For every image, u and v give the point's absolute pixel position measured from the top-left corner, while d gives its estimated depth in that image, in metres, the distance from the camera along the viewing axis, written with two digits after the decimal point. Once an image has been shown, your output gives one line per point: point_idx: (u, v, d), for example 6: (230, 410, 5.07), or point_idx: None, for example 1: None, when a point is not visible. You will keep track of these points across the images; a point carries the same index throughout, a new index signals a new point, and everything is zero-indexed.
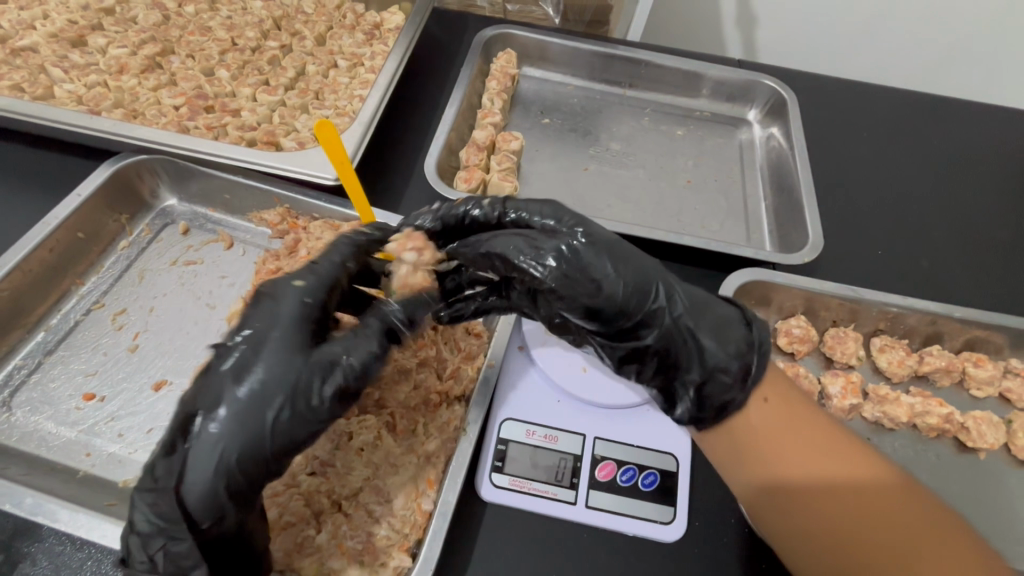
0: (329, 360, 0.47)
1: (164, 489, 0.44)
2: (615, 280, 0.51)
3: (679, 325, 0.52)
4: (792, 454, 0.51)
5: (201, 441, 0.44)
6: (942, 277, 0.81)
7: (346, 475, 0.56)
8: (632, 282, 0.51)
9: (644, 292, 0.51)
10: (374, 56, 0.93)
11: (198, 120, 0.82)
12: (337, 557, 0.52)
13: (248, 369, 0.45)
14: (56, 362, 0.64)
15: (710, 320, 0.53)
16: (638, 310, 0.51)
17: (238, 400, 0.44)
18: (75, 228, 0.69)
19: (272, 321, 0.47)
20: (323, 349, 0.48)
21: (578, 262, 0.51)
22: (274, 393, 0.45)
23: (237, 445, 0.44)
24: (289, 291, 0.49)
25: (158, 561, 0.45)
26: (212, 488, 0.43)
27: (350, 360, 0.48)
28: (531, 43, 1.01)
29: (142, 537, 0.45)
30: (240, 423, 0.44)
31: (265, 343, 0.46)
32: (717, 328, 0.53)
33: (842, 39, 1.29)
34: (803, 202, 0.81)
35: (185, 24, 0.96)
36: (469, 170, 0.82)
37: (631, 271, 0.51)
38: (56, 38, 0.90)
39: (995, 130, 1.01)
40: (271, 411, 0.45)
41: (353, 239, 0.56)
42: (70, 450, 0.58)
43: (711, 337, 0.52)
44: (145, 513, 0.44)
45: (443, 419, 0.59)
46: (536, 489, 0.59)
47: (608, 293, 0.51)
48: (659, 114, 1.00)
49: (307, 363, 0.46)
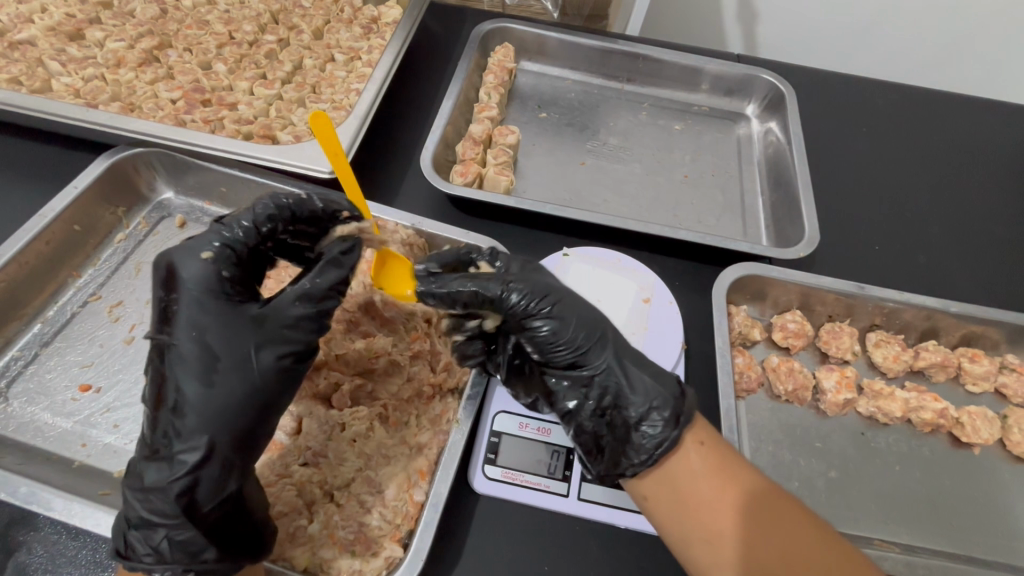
0: (288, 319, 0.49)
1: (158, 486, 0.45)
2: (567, 326, 0.54)
3: (609, 375, 0.54)
4: (714, 489, 0.51)
5: (181, 430, 0.45)
6: (940, 273, 0.81)
7: (339, 465, 0.56)
8: (579, 330, 0.55)
9: (591, 338, 0.55)
10: (371, 50, 0.93)
11: (194, 113, 0.82)
12: (327, 547, 0.52)
13: (195, 353, 0.47)
14: (52, 353, 0.65)
15: (645, 376, 0.54)
16: (578, 354, 0.55)
17: (198, 384, 0.46)
18: (71, 221, 0.69)
19: (195, 304, 0.48)
20: (275, 310, 0.49)
21: (539, 303, 0.55)
22: (235, 366, 0.47)
23: (216, 426, 0.46)
24: (196, 267, 0.49)
25: (163, 553, 0.46)
26: (209, 470, 0.45)
27: (308, 312, 0.50)
28: (530, 37, 1.01)
29: (141, 531, 0.46)
30: (208, 403, 0.46)
31: (198, 327, 0.47)
32: (649, 375, 0.55)
33: (842, 34, 1.28)
34: (800, 196, 0.81)
35: (182, 18, 0.96)
36: (465, 164, 0.82)
37: (578, 310, 0.55)
38: (54, 32, 0.90)
39: (995, 126, 1.00)
40: (238, 393, 0.47)
41: (269, 195, 0.54)
42: (66, 440, 0.59)
43: (638, 396, 0.54)
44: (139, 510, 0.45)
45: (436, 411, 0.60)
46: (528, 481, 0.59)
47: (560, 335, 0.54)
48: (657, 109, 0.99)
49: (259, 331, 0.48)
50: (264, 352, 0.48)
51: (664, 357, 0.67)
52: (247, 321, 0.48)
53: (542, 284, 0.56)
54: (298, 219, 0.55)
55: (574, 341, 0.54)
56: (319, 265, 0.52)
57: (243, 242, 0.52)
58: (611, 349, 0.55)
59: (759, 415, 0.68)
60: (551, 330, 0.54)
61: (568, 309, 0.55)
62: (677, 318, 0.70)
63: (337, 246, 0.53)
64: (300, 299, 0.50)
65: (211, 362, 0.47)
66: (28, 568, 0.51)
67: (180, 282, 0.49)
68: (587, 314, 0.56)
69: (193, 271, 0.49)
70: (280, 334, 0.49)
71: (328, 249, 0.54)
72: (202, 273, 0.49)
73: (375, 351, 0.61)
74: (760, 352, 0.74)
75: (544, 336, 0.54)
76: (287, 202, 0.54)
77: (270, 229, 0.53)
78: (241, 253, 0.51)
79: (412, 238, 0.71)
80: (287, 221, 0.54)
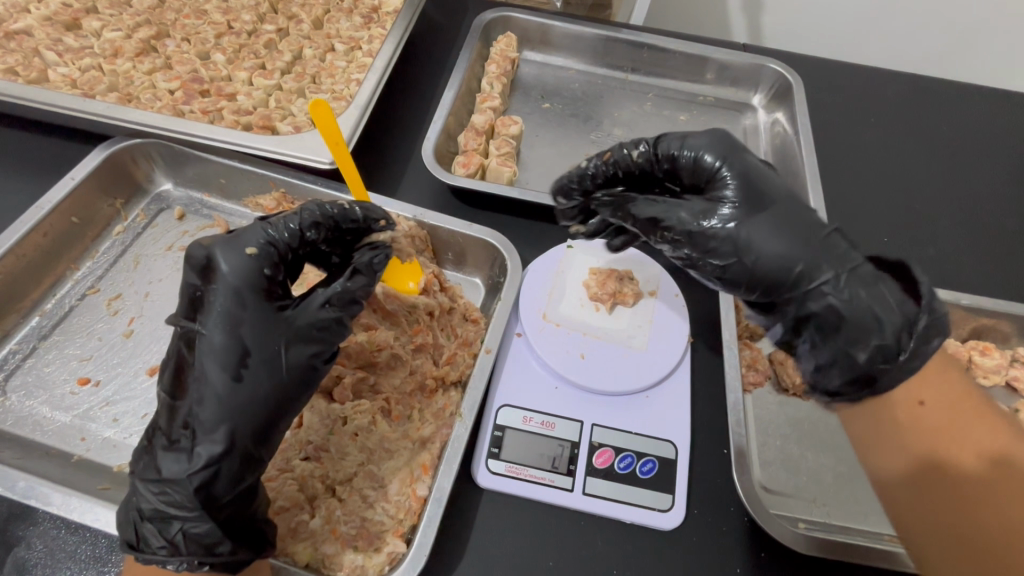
0: (315, 321, 0.49)
1: (174, 479, 0.44)
2: (763, 245, 0.50)
3: (839, 266, 0.48)
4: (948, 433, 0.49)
5: (203, 423, 0.45)
6: (951, 265, 0.80)
7: (340, 459, 0.55)
8: (783, 223, 0.50)
9: (809, 223, 0.51)
10: (372, 40, 0.92)
11: (192, 104, 0.80)
12: (330, 542, 0.51)
13: (224, 345, 0.46)
14: (51, 346, 0.64)
15: (880, 296, 0.47)
16: (795, 257, 0.49)
17: (226, 378, 0.45)
18: (69, 212, 0.68)
19: (228, 295, 0.46)
20: (303, 312, 0.49)
21: (740, 189, 0.52)
22: (264, 363, 0.46)
23: (239, 420, 0.45)
24: (236, 260, 0.47)
25: (177, 545, 0.44)
26: (230, 462, 0.45)
27: (335, 315, 0.50)
28: (532, 26, 0.99)
29: (155, 523, 0.45)
30: (237, 398, 0.45)
31: (231, 319, 0.46)
32: (887, 300, 0.47)
33: (848, 25, 1.26)
34: (808, 188, 0.79)
35: (180, 7, 0.94)
36: (467, 155, 0.81)
37: (780, 230, 0.50)
38: (51, 21, 0.89)
39: (1007, 116, 0.98)
40: (269, 389, 0.46)
41: (318, 202, 0.54)
42: (65, 435, 0.58)
43: (874, 282, 0.48)
44: (154, 501, 0.44)
45: (439, 404, 0.59)
46: (532, 476, 0.58)
47: (771, 223, 0.50)
48: (662, 99, 0.98)
49: (287, 330, 0.48)
50: (291, 351, 0.48)
51: (669, 350, 0.66)
52: (279, 321, 0.48)
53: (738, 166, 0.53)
54: (343, 228, 0.54)
55: (794, 238, 0.49)
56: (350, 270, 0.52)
57: (287, 243, 0.50)
58: (827, 235, 0.50)
59: (767, 410, 0.66)
60: (755, 223, 0.50)
61: (763, 191, 0.51)
62: (682, 311, 0.69)
63: (368, 254, 0.54)
64: (331, 302, 0.50)
65: (241, 356, 0.46)
66: (27, 563, 0.51)
67: (220, 273, 0.47)
68: (784, 188, 0.53)
69: (228, 263, 0.47)
70: (307, 335, 0.49)
71: (357, 256, 0.54)
72: (240, 265, 0.47)
73: (378, 344, 0.60)
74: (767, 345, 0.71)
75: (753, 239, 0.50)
76: (332, 211, 0.54)
77: (313, 236, 0.52)
78: (285, 253, 0.50)
79: (414, 229, 0.70)
80: (330, 229, 0.54)
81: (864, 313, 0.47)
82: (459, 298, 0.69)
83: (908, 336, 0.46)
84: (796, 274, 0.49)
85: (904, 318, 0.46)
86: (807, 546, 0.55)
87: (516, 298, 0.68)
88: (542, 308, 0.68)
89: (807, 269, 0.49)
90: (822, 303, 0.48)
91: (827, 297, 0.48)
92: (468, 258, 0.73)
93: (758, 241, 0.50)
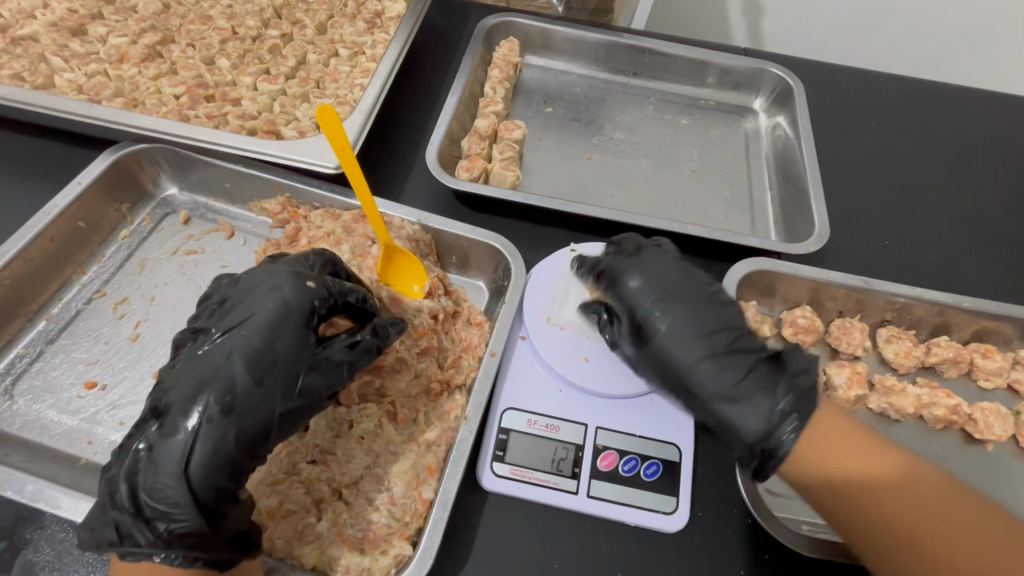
0: (334, 358, 0.52)
1: (168, 470, 0.44)
2: (663, 353, 0.60)
3: (730, 374, 0.58)
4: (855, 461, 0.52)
5: (210, 419, 0.45)
6: (951, 268, 0.80)
7: (346, 463, 0.55)
8: (698, 347, 0.59)
9: (706, 327, 0.60)
10: (375, 45, 0.92)
11: (198, 109, 0.81)
12: (336, 545, 0.51)
13: (255, 351, 0.48)
14: (57, 350, 0.64)
15: (758, 398, 0.56)
16: (699, 366, 0.58)
17: (247, 382, 0.47)
18: (76, 216, 0.69)
19: (277, 314, 0.49)
20: (329, 348, 0.52)
21: (648, 304, 0.61)
22: (284, 378, 0.48)
23: (247, 423, 0.46)
24: (295, 280, 0.51)
25: (162, 541, 0.44)
26: (225, 464, 0.45)
27: (352, 359, 0.53)
28: (535, 31, 1.00)
29: (140, 518, 0.44)
30: (252, 402, 0.47)
31: (271, 328, 0.49)
32: (760, 404, 0.56)
33: (847, 30, 1.27)
34: (810, 191, 0.80)
35: (185, 13, 0.95)
36: (470, 159, 0.81)
37: (678, 339, 0.60)
38: (56, 27, 0.89)
39: (1006, 119, 0.99)
40: (280, 408, 0.48)
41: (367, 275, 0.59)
42: (72, 438, 0.58)
43: (761, 385, 0.57)
44: (145, 494, 0.44)
45: (444, 407, 0.60)
46: (537, 479, 0.58)
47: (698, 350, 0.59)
48: (663, 103, 0.98)
49: (312, 360, 0.50)
50: (309, 380, 0.50)
51: None
52: (309, 352, 0.50)
53: (669, 283, 0.62)
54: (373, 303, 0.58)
55: (687, 347, 0.59)
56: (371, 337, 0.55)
57: (340, 291, 0.54)
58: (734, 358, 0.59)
59: None
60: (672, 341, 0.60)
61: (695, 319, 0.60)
62: None
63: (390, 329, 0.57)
64: (351, 348, 0.53)
65: (269, 364, 0.48)
66: (35, 567, 0.51)
67: (280, 289, 0.51)
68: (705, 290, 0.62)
69: (290, 283, 0.51)
70: (324, 370, 0.51)
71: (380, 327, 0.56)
72: (298, 286, 0.51)
73: None
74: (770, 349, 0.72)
75: (682, 361, 0.59)
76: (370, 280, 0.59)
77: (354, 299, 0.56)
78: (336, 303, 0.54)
79: (418, 233, 0.71)
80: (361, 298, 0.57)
81: (740, 412, 0.56)
82: (463, 302, 0.70)
83: (780, 427, 0.54)
84: (694, 383, 0.58)
85: (777, 417, 0.55)
86: (809, 548, 0.55)
87: (519, 302, 0.68)
88: (546, 312, 0.68)
89: (696, 378, 0.58)
90: (715, 406, 0.58)
91: (718, 405, 0.57)
92: (472, 262, 0.74)
93: (670, 351, 0.60)
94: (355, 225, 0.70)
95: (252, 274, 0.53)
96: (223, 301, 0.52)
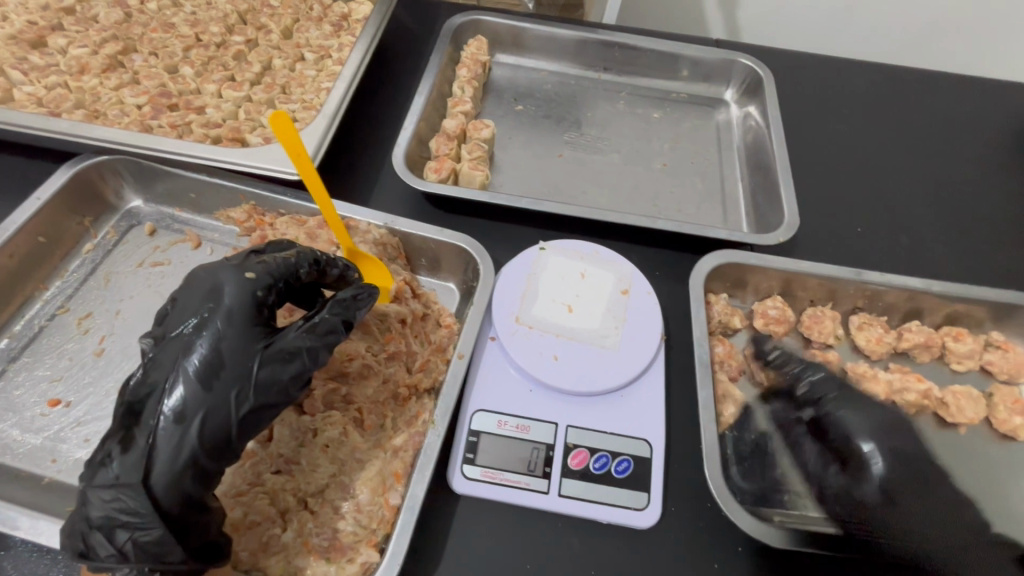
0: (289, 346, 0.50)
1: (130, 482, 0.44)
2: None
3: None
4: None
5: (165, 428, 0.45)
6: (925, 254, 0.80)
7: (312, 472, 0.54)
8: None
9: None
10: (342, 48, 0.92)
11: (161, 119, 0.80)
12: (302, 555, 0.51)
13: (201, 357, 0.47)
14: (20, 369, 0.63)
15: None
16: None
17: (195, 388, 0.46)
18: (36, 231, 0.68)
19: (219, 313, 0.49)
20: (282, 337, 0.50)
21: None
22: (236, 377, 0.47)
23: (204, 428, 0.46)
24: (236, 284, 0.51)
25: (127, 554, 0.43)
26: (186, 471, 0.45)
27: (311, 344, 0.51)
28: (503, 29, 0.99)
29: (103, 533, 0.44)
30: (204, 405, 0.46)
31: (215, 333, 0.48)
32: None
33: (822, 18, 1.28)
34: (778, 182, 0.80)
35: (147, 21, 0.94)
36: (439, 160, 0.80)
37: None
38: (15, 40, 0.88)
39: (977, 103, 0.99)
40: (236, 405, 0.47)
41: (316, 249, 0.59)
42: (36, 456, 0.57)
43: None
44: (104, 508, 0.43)
45: (412, 412, 0.60)
46: (507, 480, 0.58)
47: None
48: (635, 97, 0.98)
49: (266, 350, 0.49)
50: (266, 369, 0.48)
51: (641, 350, 0.66)
52: (259, 342, 0.49)
53: None
54: (327, 278, 0.59)
55: None
56: (330, 304, 0.54)
57: (281, 276, 0.54)
58: None
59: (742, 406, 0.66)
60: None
61: None
62: (654, 307, 0.70)
63: (349, 292, 0.56)
64: (309, 332, 0.52)
65: (217, 368, 0.47)
66: None
67: (220, 294, 0.50)
68: None
69: (231, 278, 0.51)
70: (281, 357, 0.49)
71: (341, 291, 0.56)
72: (239, 289, 0.50)
73: (348, 354, 0.59)
74: (742, 339, 0.72)
75: None
76: (323, 258, 0.58)
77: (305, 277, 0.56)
78: (281, 287, 0.54)
79: (385, 236, 0.70)
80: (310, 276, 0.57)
81: None
82: (433, 304, 0.69)
83: None
84: None
85: None
86: (783, 540, 0.55)
87: (489, 302, 0.68)
88: (515, 311, 0.68)
89: None
90: None
91: None
92: (443, 264, 0.73)
93: None
94: (319, 231, 0.69)
95: (191, 280, 0.52)
96: (166, 312, 0.51)
